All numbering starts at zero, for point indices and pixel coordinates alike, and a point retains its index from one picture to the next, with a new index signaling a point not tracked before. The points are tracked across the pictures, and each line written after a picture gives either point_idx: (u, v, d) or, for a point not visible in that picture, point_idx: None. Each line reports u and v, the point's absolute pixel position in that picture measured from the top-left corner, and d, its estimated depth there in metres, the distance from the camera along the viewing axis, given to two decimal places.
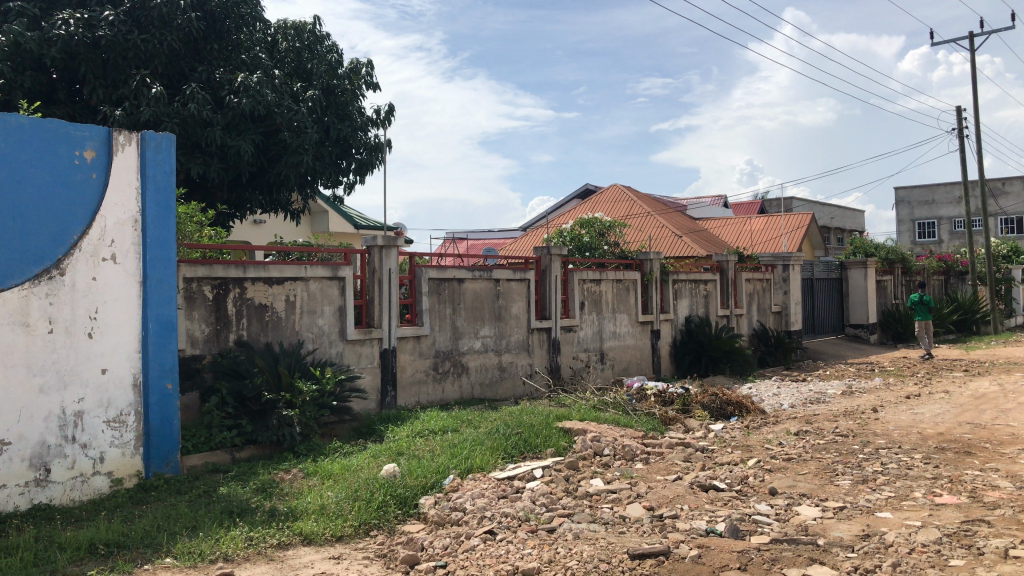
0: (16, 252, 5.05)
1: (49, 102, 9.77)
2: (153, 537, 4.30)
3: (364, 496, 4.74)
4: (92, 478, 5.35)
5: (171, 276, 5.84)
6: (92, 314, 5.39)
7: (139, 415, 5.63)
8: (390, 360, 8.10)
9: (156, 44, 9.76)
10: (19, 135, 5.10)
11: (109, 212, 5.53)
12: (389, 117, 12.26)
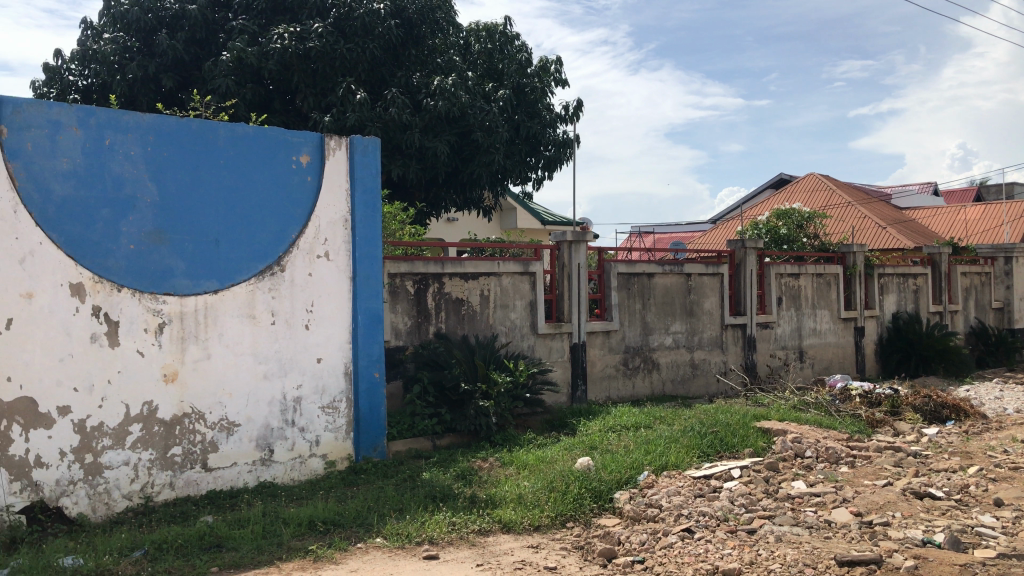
0: (243, 250, 5.52)
1: (266, 111, 10.58)
2: (365, 517, 4.58)
3: (560, 487, 4.82)
4: (309, 459, 5.78)
5: (378, 272, 6.17)
6: (308, 307, 5.81)
7: (349, 401, 6.01)
8: (580, 354, 8.17)
9: (360, 52, 10.34)
10: (244, 142, 5.56)
11: (323, 212, 5.92)
12: (578, 112, 12.35)
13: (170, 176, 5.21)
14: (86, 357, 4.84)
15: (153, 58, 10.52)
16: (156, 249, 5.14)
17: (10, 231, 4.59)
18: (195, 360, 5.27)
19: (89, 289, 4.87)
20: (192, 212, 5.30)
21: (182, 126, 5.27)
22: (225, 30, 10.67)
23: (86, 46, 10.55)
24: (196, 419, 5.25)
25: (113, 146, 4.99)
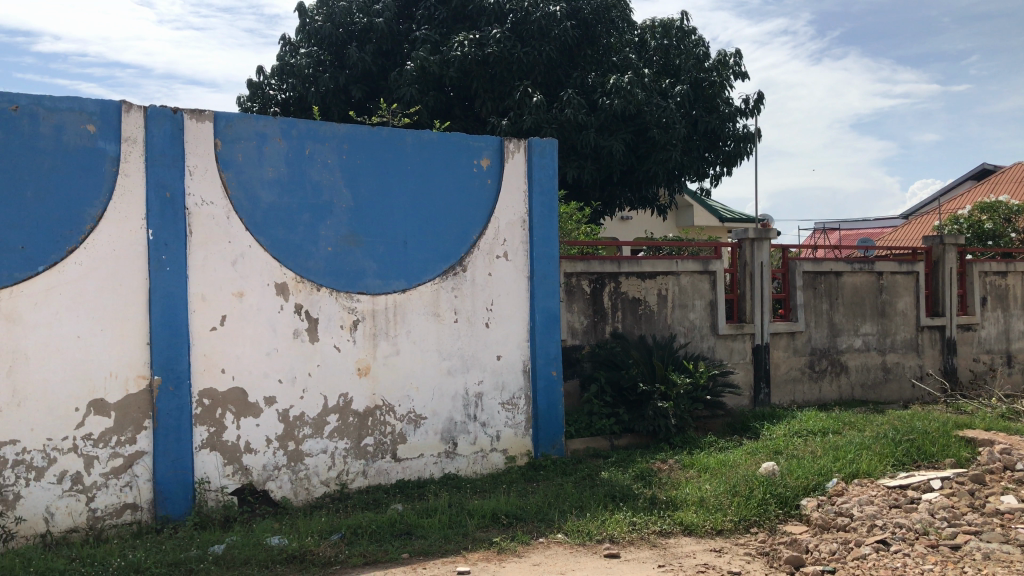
0: (429, 252, 5.75)
1: (447, 117, 10.93)
2: (546, 513, 4.66)
3: (743, 492, 4.71)
4: (491, 454, 5.95)
5: (556, 271, 6.25)
6: (488, 306, 5.97)
7: (529, 398, 6.13)
8: (762, 356, 7.92)
9: (536, 55, 10.51)
10: (429, 148, 5.79)
11: (502, 213, 6.07)
12: (759, 106, 11.97)
13: (362, 182, 5.50)
14: (289, 351, 5.20)
15: (344, 70, 11.15)
16: (351, 251, 5.45)
17: (223, 235, 5.02)
18: (386, 356, 5.55)
19: (292, 288, 5.23)
20: (382, 216, 5.58)
21: (373, 134, 5.55)
22: (409, 40, 11.15)
23: (284, 61, 11.37)
24: (386, 411, 5.53)
25: (312, 154, 5.33)
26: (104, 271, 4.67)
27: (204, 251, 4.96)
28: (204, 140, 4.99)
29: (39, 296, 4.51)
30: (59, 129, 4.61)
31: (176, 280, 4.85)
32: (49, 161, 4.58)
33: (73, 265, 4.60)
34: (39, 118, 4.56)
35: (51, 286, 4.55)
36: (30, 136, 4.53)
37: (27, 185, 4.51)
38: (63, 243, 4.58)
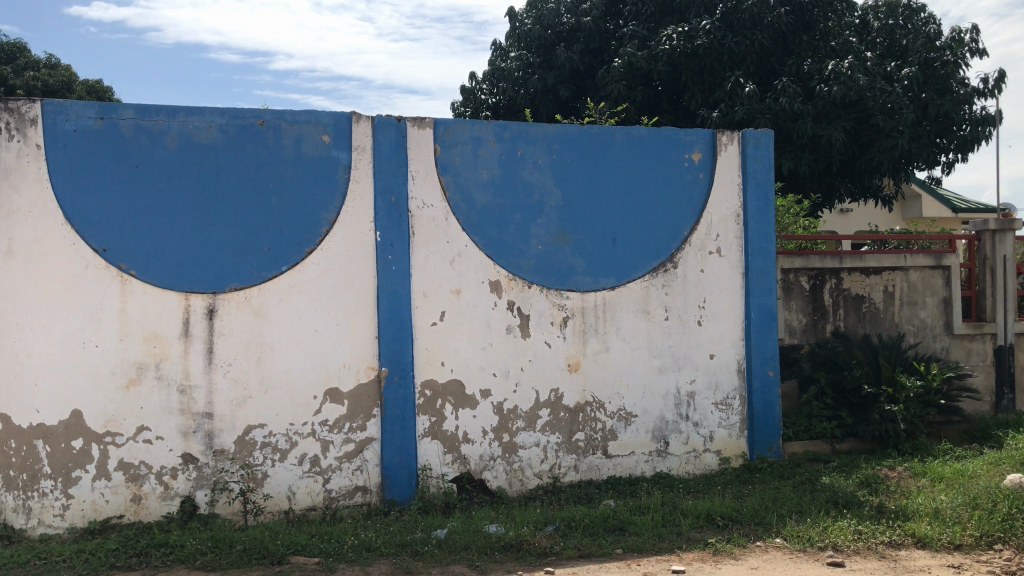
0: (640, 249, 5.73)
1: (656, 112, 10.93)
2: (764, 516, 4.53)
3: (985, 505, 4.35)
4: (703, 454, 5.84)
5: (772, 268, 6.02)
6: (700, 303, 5.86)
7: (744, 399, 5.96)
8: (1006, 358, 7.24)
9: (748, 44, 10.12)
10: (638, 144, 5.76)
11: (715, 208, 5.93)
12: (999, 84, 10.93)
13: (572, 181, 5.58)
14: (503, 347, 5.37)
15: (553, 71, 11.36)
16: (561, 249, 5.54)
17: (442, 235, 5.27)
18: (596, 352, 5.59)
19: (506, 285, 5.40)
20: (592, 213, 5.63)
21: (583, 134, 5.62)
22: (616, 37, 11.15)
23: (496, 65, 11.84)
24: (597, 407, 5.58)
25: (524, 155, 5.47)
26: (337, 270, 5.04)
27: (425, 250, 5.23)
28: (424, 145, 5.26)
29: (282, 293, 4.95)
30: (298, 141, 5.03)
31: (400, 278, 5.14)
32: (290, 170, 5.01)
33: (310, 265, 5.00)
34: (282, 131, 4.99)
35: (292, 284, 4.97)
36: (274, 148, 4.98)
37: (271, 192, 4.96)
38: (302, 245, 5.00)
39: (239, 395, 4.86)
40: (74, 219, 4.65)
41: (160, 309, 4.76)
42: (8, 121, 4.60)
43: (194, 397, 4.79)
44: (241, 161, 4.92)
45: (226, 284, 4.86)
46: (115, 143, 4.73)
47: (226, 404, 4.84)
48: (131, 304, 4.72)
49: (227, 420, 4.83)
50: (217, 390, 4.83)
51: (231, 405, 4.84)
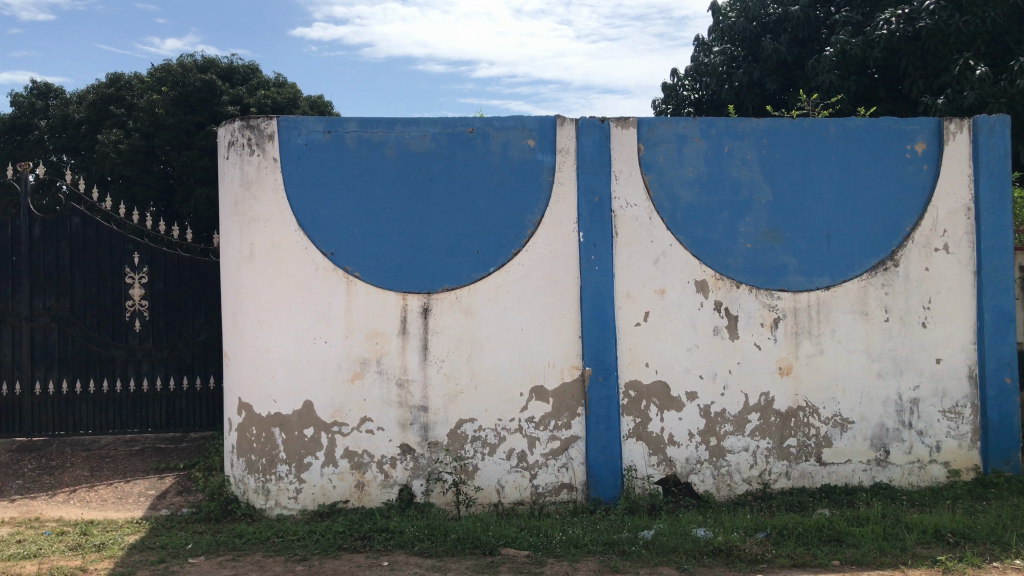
0: (856, 246, 5.43)
1: (872, 101, 10.29)
2: (1001, 535, 4.18)
3: None
4: (929, 466, 5.46)
5: (1009, 266, 5.51)
6: (925, 304, 5.48)
7: (976, 407, 5.50)
8: None
9: (979, 23, 9.27)
10: (855, 136, 5.46)
11: (942, 202, 5.52)
12: None
13: (782, 176, 5.39)
14: (710, 348, 5.27)
15: (758, 64, 11.01)
16: (771, 247, 5.36)
17: (646, 235, 5.25)
18: (809, 355, 5.37)
19: (712, 285, 5.29)
20: (804, 209, 5.40)
21: (794, 127, 5.40)
22: (827, 25, 10.71)
23: (698, 62, 11.66)
24: (811, 413, 5.35)
25: (731, 152, 5.34)
26: (543, 271, 5.16)
27: (629, 250, 5.23)
28: (628, 145, 5.26)
29: (491, 293, 5.12)
30: (506, 145, 5.19)
31: (605, 278, 5.18)
32: (498, 174, 5.17)
33: (518, 266, 5.14)
34: (490, 137, 5.18)
35: (500, 284, 5.13)
36: (483, 153, 5.17)
37: (480, 196, 5.15)
38: (509, 246, 5.15)
39: (452, 390, 5.09)
40: (305, 225, 5.07)
41: (380, 308, 5.06)
42: (249, 137, 5.08)
43: (411, 391, 5.06)
44: (452, 166, 5.15)
45: (440, 285, 5.09)
46: (341, 154, 5.11)
47: (440, 398, 5.08)
48: (355, 303, 5.06)
49: (441, 414, 5.07)
50: (432, 385, 5.07)
51: (444, 399, 5.08)
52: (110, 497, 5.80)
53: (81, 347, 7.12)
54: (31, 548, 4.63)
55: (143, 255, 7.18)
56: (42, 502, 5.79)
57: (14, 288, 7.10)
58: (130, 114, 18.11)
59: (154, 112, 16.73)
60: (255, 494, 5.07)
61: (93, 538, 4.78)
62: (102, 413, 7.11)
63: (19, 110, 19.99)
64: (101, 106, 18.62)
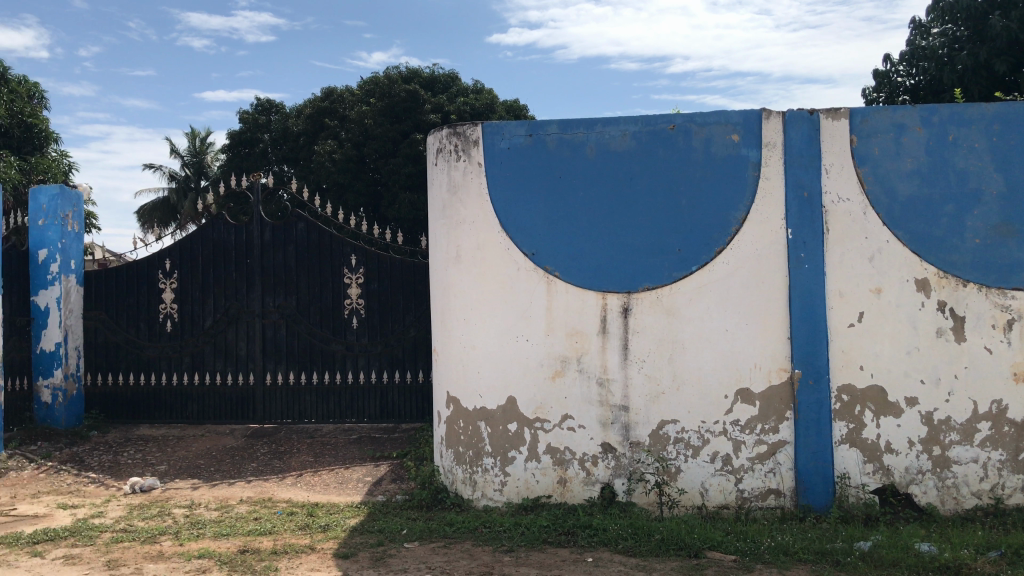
0: None
1: None
2: None
3: None
4: None
5: None
6: None
7: None
8: None
9: None
10: None
11: None
12: None
13: (1017, 165, 4.94)
14: (933, 351, 4.93)
15: (985, 44, 10.20)
16: (1004, 243, 4.93)
17: (861, 231, 4.98)
18: None
19: (935, 284, 4.94)
20: None
21: None
22: None
23: (915, 45, 10.91)
24: None
25: (957, 140, 4.97)
26: (748, 270, 5.02)
27: (842, 248, 4.99)
28: (840, 137, 5.02)
29: (693, 292, 5.05)
30: (709, 142, 5.09)
31: (815, 277, 4.97)
32: (700, 171, 5.09)
33: (721, 265, 5.04)
34: (692, 133, 5.10)
35: (703, 283, 5.04)
36: (685, 151, 5.11)
37: (682, 194, 5.09)
38: (713, 245, 5.05)
39: (653, 390, 5.06)
40: (508, 227, 5.22)
41: (581, 306, 5.12)
42: (456, 144, 5.33)
43: (611, 390, 5.08)
44: (653, 165, 5.12)
45: (641, 284, 5.08)
46: (543, 155, 5.23)
47: (640, 398, 5.06)
48: (556, 302, 5.14)
49: (642, 414, 5.05)
50: (632, 384, 5.07)
51: (645, 399, 5.06)
52: (332, 482, 6.25)
53: (306, 342, 7.72)
54: (266, 525, 5.07)
55: (359, 257, 7.65)
56: (274, 483, 6.33)
57: (248, 288, 7.81)
58: (342, 126, 19.39)
59: (364, 124, 18.15)
60: (463, 484, 5.31)
61: (319, 519, 5.16)
62: (324, 403, 7.68)
63: (247, 125, 21.95)
64: (317, 118, 20.05)
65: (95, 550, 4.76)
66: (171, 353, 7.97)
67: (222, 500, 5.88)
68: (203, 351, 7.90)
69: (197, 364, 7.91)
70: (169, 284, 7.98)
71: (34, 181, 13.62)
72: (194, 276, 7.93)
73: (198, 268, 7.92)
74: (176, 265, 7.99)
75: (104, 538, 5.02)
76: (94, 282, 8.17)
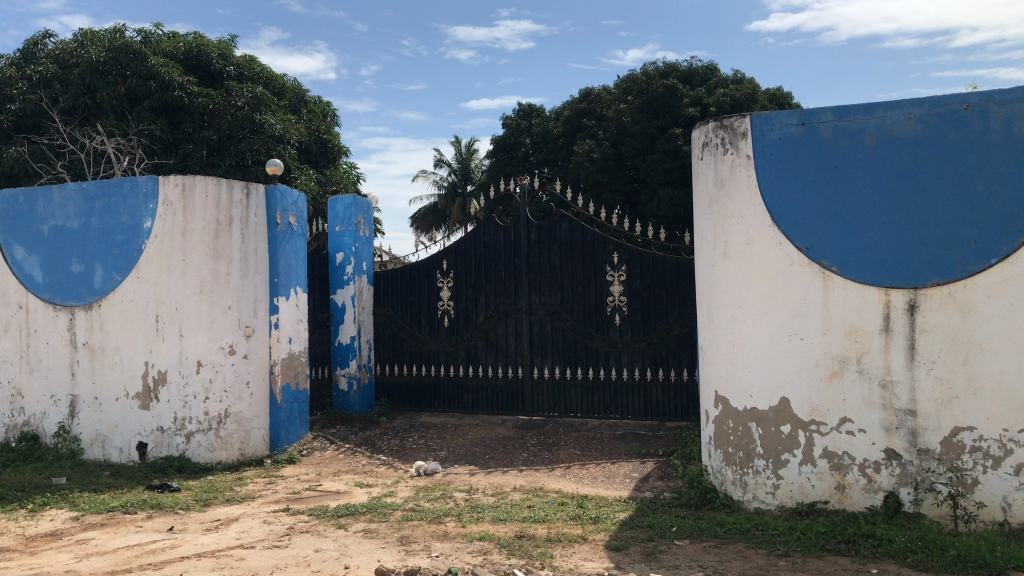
0: None
1: None
2: None
3: None
4: None
5: None
6: None
7: None
8: None
9: None
10: None
11: None
12: None
13: None
14: None
15: None
16: None
17: None
18: None
19: None
20: None
21: None
22: None
23: None
24: None
25: None
26: None
27: None
28: None
29: (992, 288, 4.57)
30: (1010, 121, 4.60)
31: None
32: (1000, 154, 4.61)
33: None
34: (989, 113, 4.64)
35: (1005, 278, 4.55)
36: (981, 132, 4.65)
37: (978, 180, 4.64)
38: (1016, 235, 4.54)
39: (945, 394, 4.64)
40: (779, 221, 5.04)
41: (861, 303, 4.81)
42: (723, 137, 5.28)
43: (897, 393, 4.73)
44: (943, 149, 4.72)
45: (929, 278, 4.68)
46: (817, 146, 5.01)
47: (930, 402, 4.67)
48: (833, 299, 4.87)
49: (932, 420, 4.66)
50: (921, 388, 4.69)
51: (936, 403, 4.66)
52: (600, 476, 6.38)
53: (570, 338, 7.93)
54: (540, 513, 5.29)
55: (621, 255, 7.73)
56: (544, 473, 6.58)
57: (516, 285, 8.17)
58: (600, 125, 19.67)
59: (622, 122, 18.32)
60: (733, 485, 5.23)
61: (589, 511, 5.30)
62: (590, 398, 7.84)
63: (510, 131, 22.93)
64: (576, 119, 20.49)
65: (389, 526, 5.22)
66: (448, 346, 8.53)
67: (497, 487, 6.20)
68: (476, 345, 8.37)
69: (471, 357, 8.40)
70: (446, 283, 8.54)
71: (328, 192, 15.10)
72: (467, 275, 8.43)
73: (471, 267, 8.42)
74: (451, 265, 8.54)
75: (396, 515, 5.49)
76: (382, 282, 8.96)
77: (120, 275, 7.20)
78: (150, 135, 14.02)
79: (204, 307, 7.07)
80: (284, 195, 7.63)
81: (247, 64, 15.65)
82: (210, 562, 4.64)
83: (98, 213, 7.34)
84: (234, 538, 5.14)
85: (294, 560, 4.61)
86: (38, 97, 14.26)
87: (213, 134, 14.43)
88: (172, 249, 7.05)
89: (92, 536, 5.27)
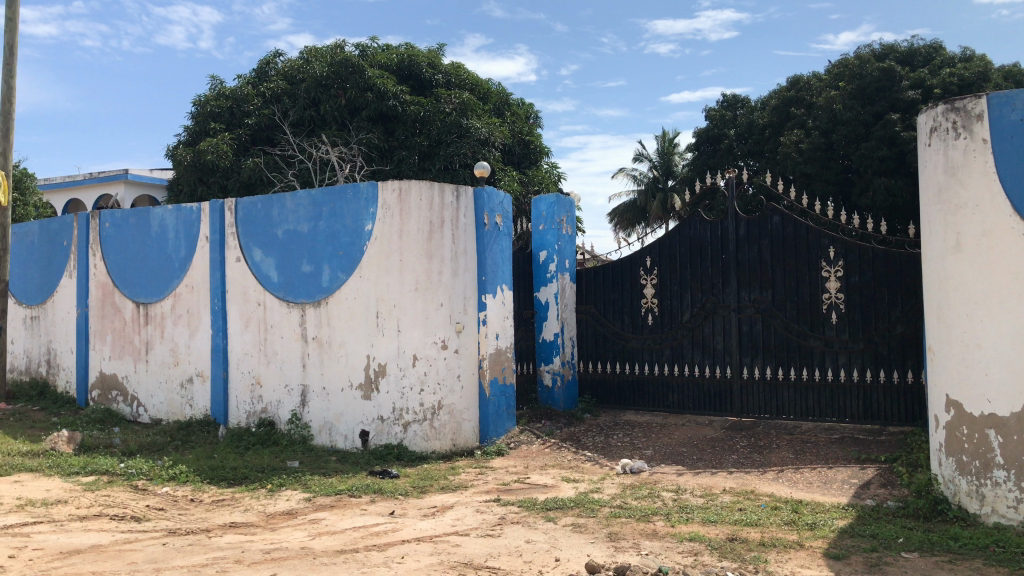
0: None
1: None
2: None
3: None
4: None
5: None
6: None
7: None
8: None
9: None
10: None
11: None
12: None
13: None
14: None
15: None
16: None
17: None
18: None
19: None
20: None
21: None
22: None
23: None
24: None
25: None
26: None
27: None
28: None
29: None
30: None
31: None
32: None
33: None
34: None
35: None
36: None
37: None
38: None
39: None
40: None
41: None
42: (954, 120, 4.90)
43: None
44: None
45: None
46: None
47: None
48: None
49: None
50: None
51: None
52: (816, 481, 6.10)
53: (782, 336, 7.63)
54: (752, 517, 5.14)
55: (838, 249, 7.35)
56: (755, 476, 6.38)
57: (724, 282, 7.98)
58: (809, 113, 18.78)
59: (834, 109, 17.37)
60: (968, 497, 4.83)
61: (805, 517, 5.08)
62: (804, 400, 7.50)
63: (713, 123, 22.40)
64: (783, 109, 19.71)
65: (598, 522, 5.25)
66: (653, 344, 8.46)
67: (706, 488, 6.09)
68: (681, 343, 8.25)
69: (677, 356, 8.29)
70: (650, 280, 8.48)
71: (532, 191, 15.41)
72: (672, 272, 8.33)
73: (675, 264, 8.30)
74: (655, 262, 8.46)
75: (604, 512, 5.52)
76: (585, 279, 9.03)
77: (344, 274, 7.73)
78: (368, 144, 14.99)
79: (420, 305, 7.44)
80: (492, 196, 7.88)
81: (455, 71, 16.26)
82: (429, 546, 4.88)
83: (325, 218, 7.91)
84: (450, 525, 5.37)
85: (507, 550, 4.75)
86: (271, 111, 15.60)
87: (424, 140, 15.11)
88: (390, 249, 7.48)
89: (323, 516, 5.69)
